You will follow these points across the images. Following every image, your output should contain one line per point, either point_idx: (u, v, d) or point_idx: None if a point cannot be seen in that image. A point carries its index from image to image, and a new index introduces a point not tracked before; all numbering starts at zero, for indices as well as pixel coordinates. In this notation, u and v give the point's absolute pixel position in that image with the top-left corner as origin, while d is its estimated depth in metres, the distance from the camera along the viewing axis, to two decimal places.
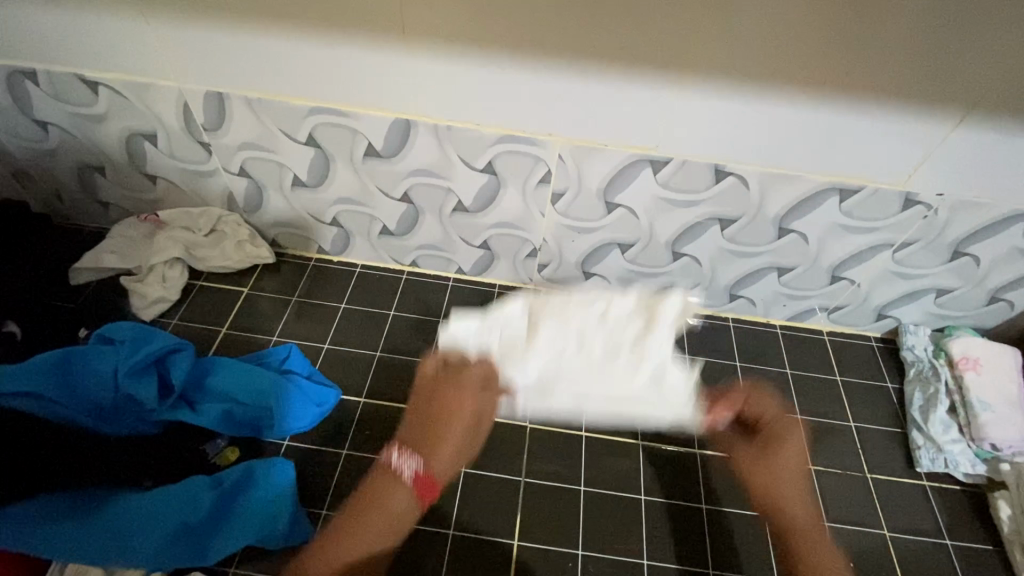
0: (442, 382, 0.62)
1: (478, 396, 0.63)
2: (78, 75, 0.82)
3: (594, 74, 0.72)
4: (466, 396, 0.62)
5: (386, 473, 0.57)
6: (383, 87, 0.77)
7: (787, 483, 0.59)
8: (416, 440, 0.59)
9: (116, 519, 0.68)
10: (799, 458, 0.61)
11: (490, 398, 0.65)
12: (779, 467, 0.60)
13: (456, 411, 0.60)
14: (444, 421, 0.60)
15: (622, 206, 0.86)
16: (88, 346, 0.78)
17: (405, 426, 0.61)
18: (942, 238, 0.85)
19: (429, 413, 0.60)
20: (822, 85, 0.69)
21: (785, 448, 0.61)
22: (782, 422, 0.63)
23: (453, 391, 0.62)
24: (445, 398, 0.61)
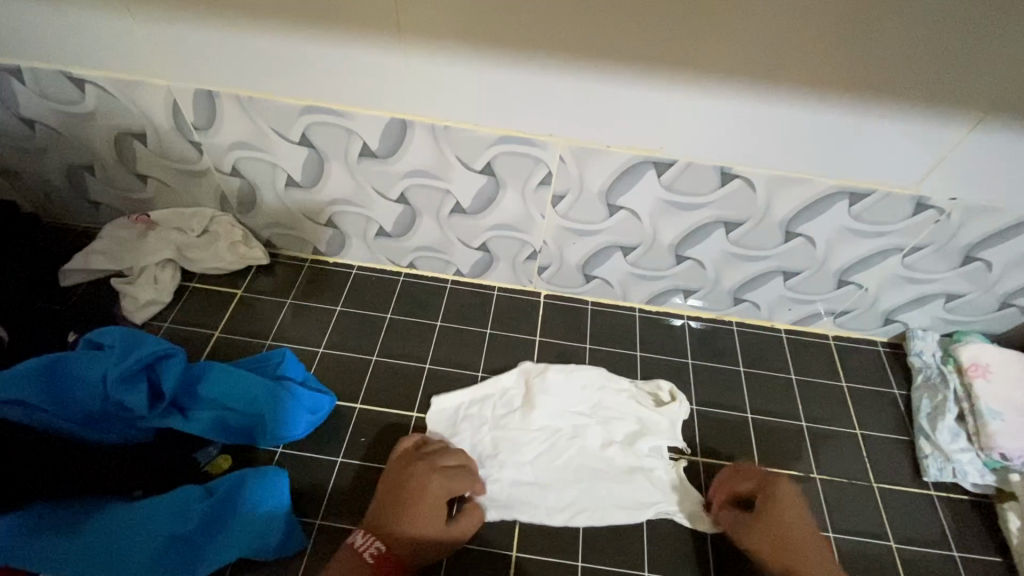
0: (414, 469, 0.74)
1: (445, 477, 0.74)
2: (64, 73, 0.80)
3: (596, 74, 0.70)
4: (434, 479, 0.73)
5: (351, 552, 0.66)
6: (378, 86, 0.75)
7: (792, 530, 0.70)
8: (385, 521, 0.69)
9: (105, 531, 0.67)
10: (795, 516, 0.72)
11: (458, 482, 0.74)
12: (778, 510, 0.72)
13: (426, 500, 0.71)
14: (416, 496, 0.71)
15: (624, 209, 0.83)
16: (76, 353, 0.75)
17: (382, 501, 0.71)
18: (954, 243, 0.83)
19: (404, 496, 0.71)
20: (833, 86, 0.67)
21: (781, 496, 0.73)
22: (779, 488, 0.74)
23: (424, 480, 0.72)
24: (420, 486, 0.72)
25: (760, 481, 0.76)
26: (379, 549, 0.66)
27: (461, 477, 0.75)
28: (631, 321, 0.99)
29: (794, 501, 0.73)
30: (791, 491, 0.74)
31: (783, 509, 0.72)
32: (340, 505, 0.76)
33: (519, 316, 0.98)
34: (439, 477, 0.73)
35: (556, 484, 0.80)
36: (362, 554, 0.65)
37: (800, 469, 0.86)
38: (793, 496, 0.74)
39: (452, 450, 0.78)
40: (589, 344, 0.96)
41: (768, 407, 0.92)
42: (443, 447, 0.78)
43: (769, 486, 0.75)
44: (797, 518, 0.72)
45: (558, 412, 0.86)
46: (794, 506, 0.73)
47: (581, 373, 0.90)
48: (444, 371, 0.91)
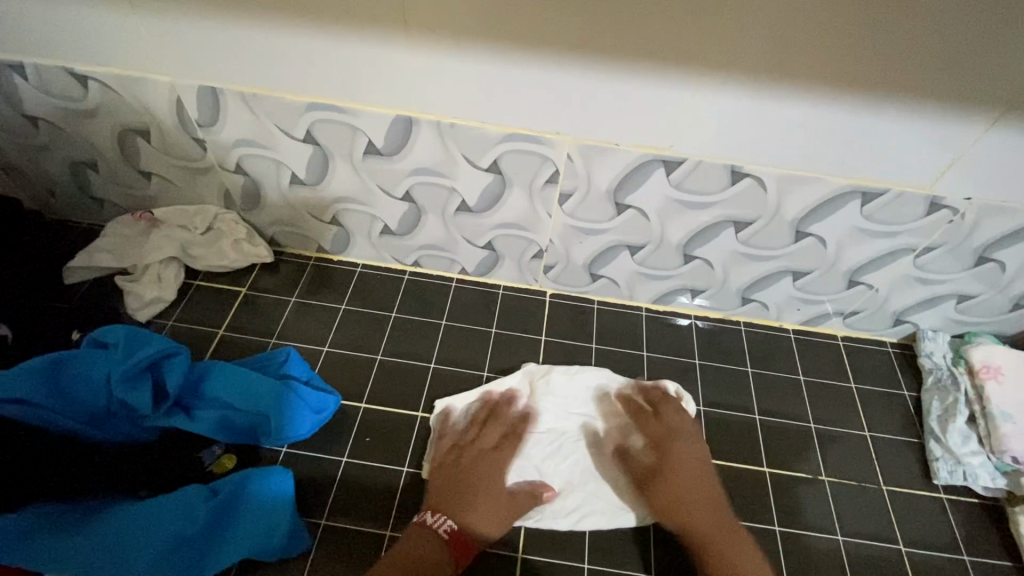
0: (466, 450, 0.78)
1: (495, 453, 0.79)
2: (67, 69, 0.79)
3: (605, 71, 0.69)
4: (487, 457, 0.78)
5: (424, 529, 0.69)
6: (384, 83, 0.74)
7: (682, 483, 0.75)
8: (452, 497, 0.73)
9: (108, 531, 0.67)
10: (686, 473, 0.76)
11: (510, 452, 0.79)
12: (669, 469, 0.77)
13: (484, 479, 0.75)
14: (473, 476, 0.75)
15: (632, 207, 0.82)
16: (80, 352, 0.75)
17: (450, 471, 0.76)
18: (968, 243, 0.81)
19: (471, 468, 0.76)
20: (847, 83, 0.66)
21: (670, 454, 0.78)
22: (668, 443, 0.79)
23: (477, 459, 0.77)
24: (473, 466, 0.76)
25: (655, 437, 0.81)
26: (452, 524, 0.70)
27: (510, 447, 0.80)
28: (638, 321, 0.98)
29: (685, 457, 0.78)
30: (683, 446, 0.79)
31: (675, 466, 0.77)
32: (344, 505, 0.76)
33: (525, 316, 0.97)
34: (491, 455, 0.78)
35: (561, 485, 0.79)
36: (438, 530, 0.69)
37: (808, 471, 0.85)
38: (682, 453, 0.78)
39: (494, 420, 0.82)
40: (595, 344, 0.95)
41: (775, 408, 0.91)
42: (487, 420, 0.82)
43: (660, 442, 0.80)
44: (691, 473, 0.76)
45: (562, 415, 0.85)
46: (684, 460, 0.77)
47: (583, 375, 0.88)
48: (449, 371, 0.90)
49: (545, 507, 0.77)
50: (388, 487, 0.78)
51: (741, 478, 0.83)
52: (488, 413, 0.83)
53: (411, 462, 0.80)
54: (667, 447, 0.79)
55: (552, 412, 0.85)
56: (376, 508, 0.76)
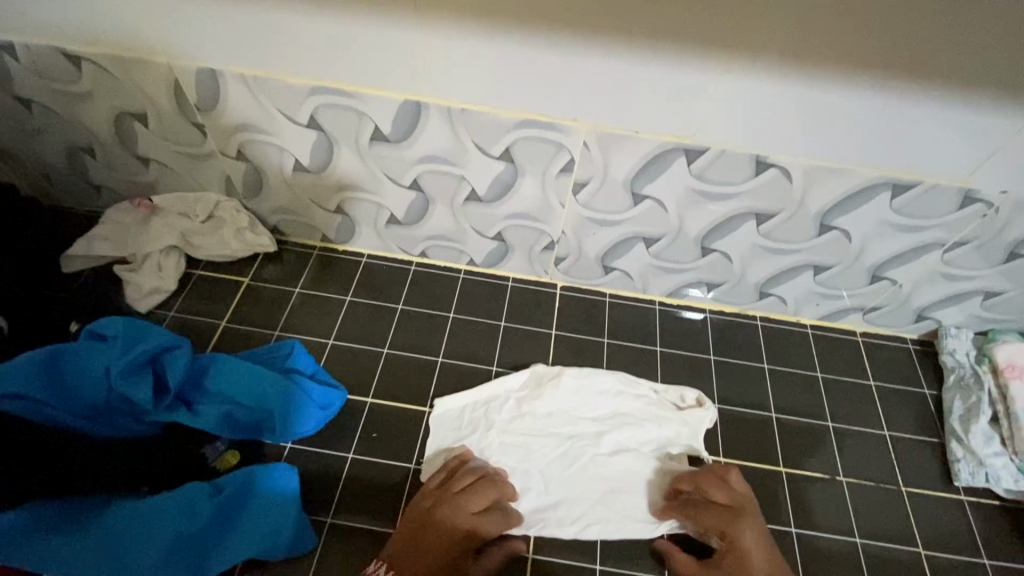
0: (447, 514, 0.69)
1: (475, 525, 0.70)
2: (60, 49, 0.76)
3: (628, 55, 0.65)
4: (457, 511, 0.70)
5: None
6: (391, 64, 0.70)
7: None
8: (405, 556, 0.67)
9: (111, 529, 0.66)
10: (759, 561, 0.68)
11: (484, 506, 0.71)
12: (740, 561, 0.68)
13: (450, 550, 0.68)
14: (444, 548, 0.68)
15: (650, 198, 0.79)
16: (78, 344, 0.73)
17: (411, 527, 0.69)
18: (999, 238, 0.78)
19: (433, 526, 0.69)
20: (883, 68, 0.62)
21: (742, 541, 0.69)
22: (735, 533, 0.70)
23: (455, 530, 0.69)
24: (447, 535, 0.68)
25: (722, 520, 0.71)
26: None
27: (496, 521, 0.71)
28: (651, 315, 0.96)
29: (756, 545, 0.69)
30: (753, 530, 0.70)
31: (746, 555, 0.68)
32: (350, 503, 0.74)
33: (535, 308, 0.94)
34: (469, 525, 0.69)
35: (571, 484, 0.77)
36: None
37: (825, 471, 0.83)
38: (755, 537, 0.69)
39: (489, 489, 0.72)
40: (607, 338, 0.92)
41: (792, 405, 0.89)
42: (479, 483, 0.73)
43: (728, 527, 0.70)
44: (765, 562, 0.68)
45: (570, 419, 0.82)
46: (759, 548, 0.69)
47: (598, 377, 0.86)
48: (457, 365, 0.88)
49: (555, 507, 0.75)
50: (395, 485, 0.76)
51: (756, 477, 0.81)
52: (484, 479, 0.73)
53: (418, 458, 0.78)
54: (738, 533, 0.70)
55: (564, 410, 0.83)
56: (382, 505, 0.74)
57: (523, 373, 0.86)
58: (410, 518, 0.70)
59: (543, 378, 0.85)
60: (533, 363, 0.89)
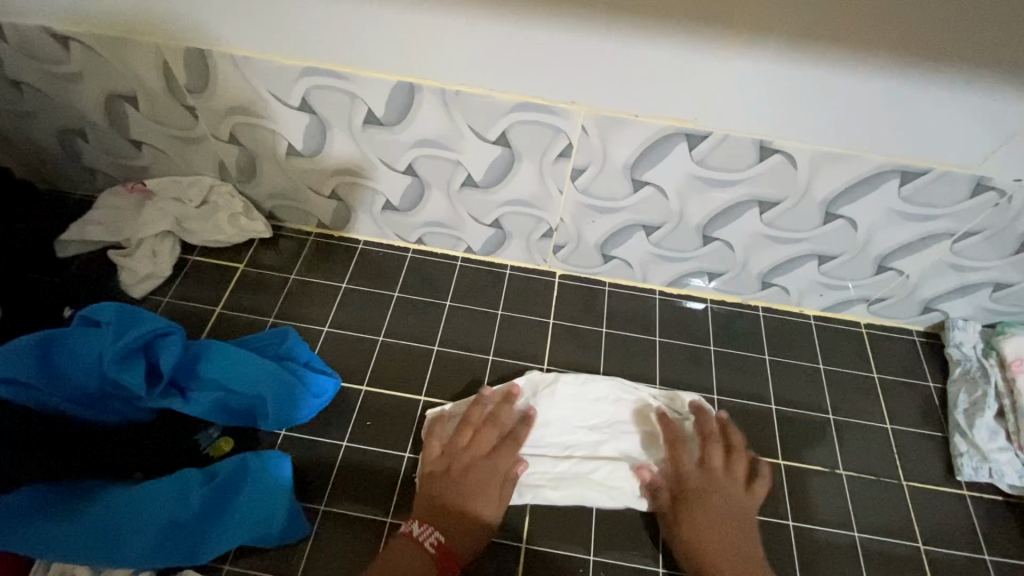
0: (464, 461, 0.74)
1: (494, 460, 0.74)
2: (48, 28, 0.74)
3: (628, 33, 0.63)
4: (480, 464, 0.74)
5: (409, 541, 0.67)
6: (382, 42, 0.68)
7: (708, 537, 0.70)
8: (437, 510, 0.70)
9: (104, 515, 0.66)
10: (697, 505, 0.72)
11: (504, 457, 0.74)
12: (694, 517, 0.71)
13: (480, 489, 0.72)
14: (473, 495, 0.71)
15: (651, 184, 0.77)
16: (71, 330, 0.72)
17: (437, 484, 0.72)
18: (1011, 228, 0.76)
19: (462, 481, 0.72)
20: (894, 49, 0.60)
21: (695, 500, 0.72)
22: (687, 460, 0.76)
23: (479, 470, 0.73)
24: (472, 479, 0.72)
25: (682, 479, 0.74)
26: (438, 539, 0.67)
27: (510, 453, 0.75)
28: (650, 304, 0.94)
29: (714, 504, 0.72)
30: (712, 490, 0.73)
31: (702, 513, 0.71)
32: (343, 491, 0.74)
33: (533, 297, 0.93)
34: (489, 463, 0.74)
35: (567, 476, 0.76)
36: (422, 544, 0.66)
37: (825, 464, 0.81)
38: (713, 496, 0.73)
39: (496, 427, 0.77)
40: (606, 328, 0.91)
41: (793, 397, 0.87)
42: (480, 426, 0.77)
43: (687, 483, 0.74)
44: (721, 520, 0.71)
45: (569, 428, 0.80)
46: (717, 506, 0.72)
47: (596, 384, 0.83)
48: (453, 353, 0.87)
49: (549, 498, 0.75)
50: (388, 474, 0.75)
51: None
52: (489, 419, 0.77)
53: (414, 448, 0.78)
54: (697, 487, 0.73)
55: (562, 417, 0.80)
56: (376, 494, 0.74)
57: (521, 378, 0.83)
58: (435, 477, 0.73)
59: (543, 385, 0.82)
60: (528, 369, 0.86)
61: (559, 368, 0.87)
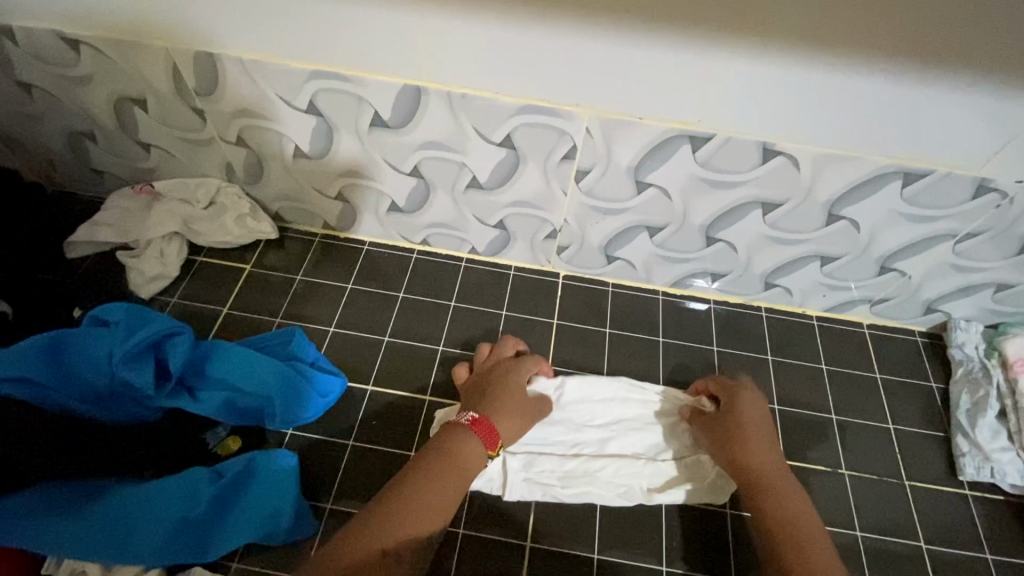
0: (490, 368, 0.80)
1: (517, 363, 0.80)
2: (59, 33, 0.75)
3: (631, 37, 0.64)
4: (503, 364, 0.80)
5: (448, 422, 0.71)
6: (389, 46, 0.69)
7: (751, 433, 0.72)
8: (471, 402, 0.75)
9: (113, 513, 0.66)
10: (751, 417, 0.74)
11: (524, 359, 0.81)
12: (739, 418, 0.74)
13: (506, 383, 0.77)
14: (500, 386, 0.77)
15: (654, 185, 0.78)
16: (81, 329, 0.73)
17: (466, 392, 0.78)
18: (1014, 229, 0.76)
19: (488, 380, 0.78)
20: (894, 53, 0.60)
21: (740, 404, 0.76)
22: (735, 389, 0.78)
23: (504, 370, 0.79)
24: (499, 377, 0.78)
25: (728, 387, 0.79)
26: (475, 414, 0.71)
27: (530, 357, 0.82)
28: (654, 304, 0.94)
29: (756, 410, 0.76)
30: (754, 397, 0.77)
31: (747, 416, 0.74)
32: (350, 489, 0.75)
33: (537, 297, 0.94)
34: (512, 362, 0.80)
35: (572, 475, 0.76)
36: (460, 419, 0.70)
37: (827, 463, 0.82)
38: (754, 403, 0.77)
39: (518, 347, 0.85)
40: (610, 328, 0.92)
41: (795, 397, 0.88)
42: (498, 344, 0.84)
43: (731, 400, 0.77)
44: (761, 422, 0.74)
45: (573, 427, 0.80)
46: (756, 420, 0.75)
47: (601, 385, 0.83)
48: (458, 353, 0.87)
49: (554, 497, 0.75)
50: (395, 473, 0.76)
51: None
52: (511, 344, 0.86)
53: (419, 447, 0.78)
54: (740, 402, 0.76)
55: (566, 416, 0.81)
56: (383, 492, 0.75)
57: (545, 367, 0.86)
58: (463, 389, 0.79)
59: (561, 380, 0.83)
60: None
61: (563, 368, 0.87)
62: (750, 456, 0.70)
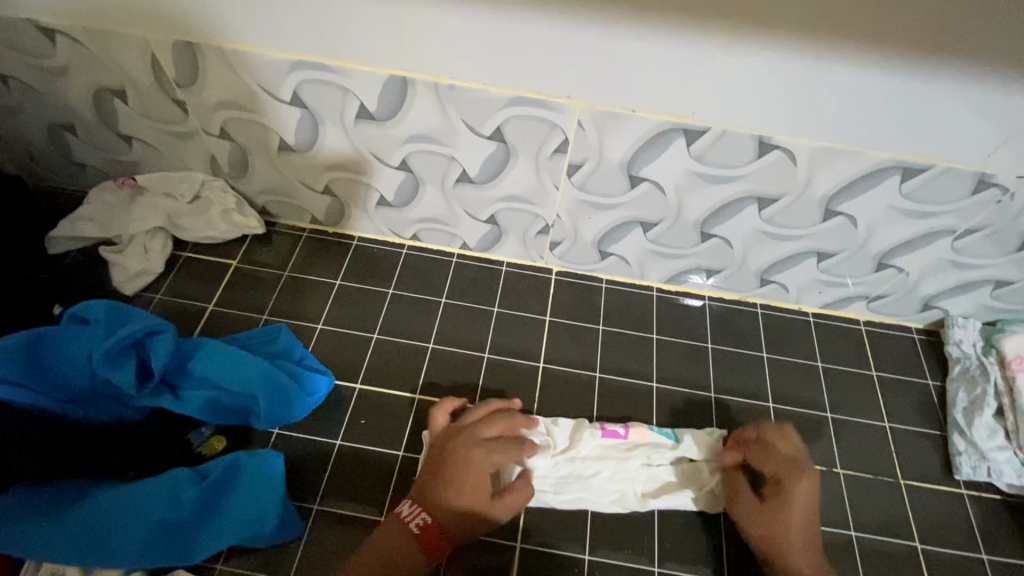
0: (451, 447, 0.70)
1: (484, 449, 0.70)
2: (34, 21, 0.73)
3: (622, 28, 0.62)
4: (473, 450, 0.70)
5: (398, 521, 0.66)
6: (374, 36, 0.66)
7: (792, 533, 0.67)
8: (425, 493, 0.68)
9: (93, 515, 0.65)
10: (801, 514, 0.68)
11: (500, 451, 0.70)
12: (782, 514, 0.68)
13: (466, 476, 0.68)
14: (457, 480, 0.68)
15: (648, 180, 0.76)
16: (61, 327, 0.71)
17: (428, 471, 0.70)
18: (1014, 226, 0.75)
19: (449, 469, 0.69)
20: (893, 44, 0.58)
21: (793, 493, 0.68)
22: (789, 477, 0.69)
23: (470, 458, 0.69)
24: (460, 466, 0.68)
25: (774, 467, 0.71)
26: (425, 520, 0.66)
27: (509, 447, 0.71)
28: (648, 301, 0.93)
29: (806, 501, 0.68)
30: (809, 486, 0.69)
31: (792, 510, 0.68)
32: (338, 489, 0.73)
33: (529, 294, 0.92)
34: (483, 451, 0.70)
35: (563, 475, 0.75)
36: (408, 525, 0.65)
37: (822, 462, 0.81)
38: (808, 492, 0.69)
39: (493, 419, 0.74)
40: (602, 325, 0.90)
41: (791, 395, 0.86)
42: (483, 418, 0.74)
43: (780, 491, 0.69)
44: (805, 518, 0.68)
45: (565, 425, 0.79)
46: (801, 514, 0.68)
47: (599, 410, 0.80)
48: (448, 351, 0.86)
49: (545, 497, 0.74)
50: (383, 473, 0.75)
51: None
52: (485, 412, 0.75)
53: (408, 446, 0.77)
54: (789, 493, 0.68)
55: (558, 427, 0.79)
56: (371, 492, 0.73)
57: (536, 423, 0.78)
58: (426, 464, 0.71)
59: (556, 450, 0.76)
60: (523, 367, 0.85)
61: (556, 366, 0.86)
62: (789, 563, 0.66)
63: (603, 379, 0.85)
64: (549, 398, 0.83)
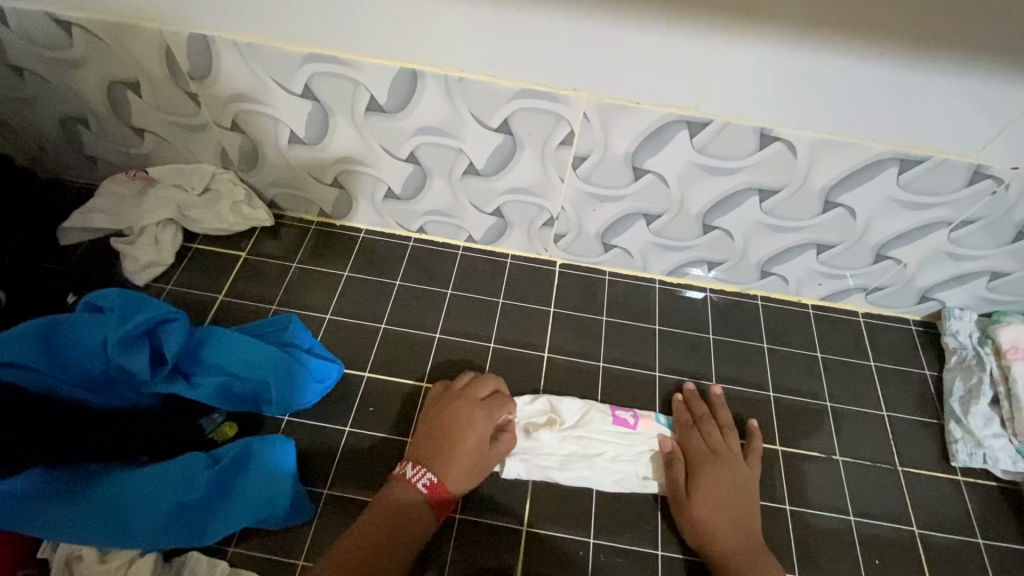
0: (449, 408, 0.74)
1: (482, 407, 0.75)
2: (50, 14, 0.74)
3: (628, 23, 0.63)
4: (471, 408, 0.74)
5: (403, 483, 0.68)
6: (386, 29, 0.68)
7: (711, 507, 0.71)
8: (428, 453, 0.71)
9: (109, 497, 0.66)
10: (720, 494, 0.72)
11: (497, 408, 0.75)
12: (705, 489, 0.72)
13: (469, 432, 0.72)
14: (458, 437, 0.72)
15: (651, 172, 0.78)
16: (77, 315, 0.73)
17: (427, 434, 0.73)
18: (1008, 218, 0.76)
19: (449, 429, 0.72)
20: (891, 39, 0.60)
21: (711, 466, 0.74)
22: (703, 460, 0.74)
23: (470, 415, 0.73)
24: (461, 424, 0.72)
25: (696, 449, 0.76)
26: (431, 480, 0.68)
27: (502, 404, 0.76)
28: (651, 292, 0.95)
29: (725, 478, 0.73)
30: (724, 467, 0.74)
31: (710, 486, 0.72)
32: (348, 475, 0.75)
33: (534, 285, 0.94)
34: (482, 409, 0.74)
35: (569, 460, 0.76)
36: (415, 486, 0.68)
37: (822, 451, 0.83)
38: (724, 471, 0.74)
39: (482, 380, 0.78)
40: (605, 316, 0.92)
41: (791, 385, 0.88)
42: (476, 379, 0.78)
43: (697, 470, 0.73)
44: (726, 492, 0.72)
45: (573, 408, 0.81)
46: (721, 491, 0.72)
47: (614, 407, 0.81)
48: (454, 341, 0.87)
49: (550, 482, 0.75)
50: (391, 460, 0.76)
51: None
52: (472, 377, 0.79)
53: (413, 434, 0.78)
54: (705, 472, 0.73)
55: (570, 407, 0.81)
56: (379, 478, 0.75)
57: (540, 400, 0.80)
58: (424, 427, 0.74)
59: (562, 425, 0.78)
60: (528, 356, 0.87)
61: (560, 355, 0.87)
62: (713, 541, 0.69)
63: (607, 368, 0.87)
64: (554, 386, 0.84)
